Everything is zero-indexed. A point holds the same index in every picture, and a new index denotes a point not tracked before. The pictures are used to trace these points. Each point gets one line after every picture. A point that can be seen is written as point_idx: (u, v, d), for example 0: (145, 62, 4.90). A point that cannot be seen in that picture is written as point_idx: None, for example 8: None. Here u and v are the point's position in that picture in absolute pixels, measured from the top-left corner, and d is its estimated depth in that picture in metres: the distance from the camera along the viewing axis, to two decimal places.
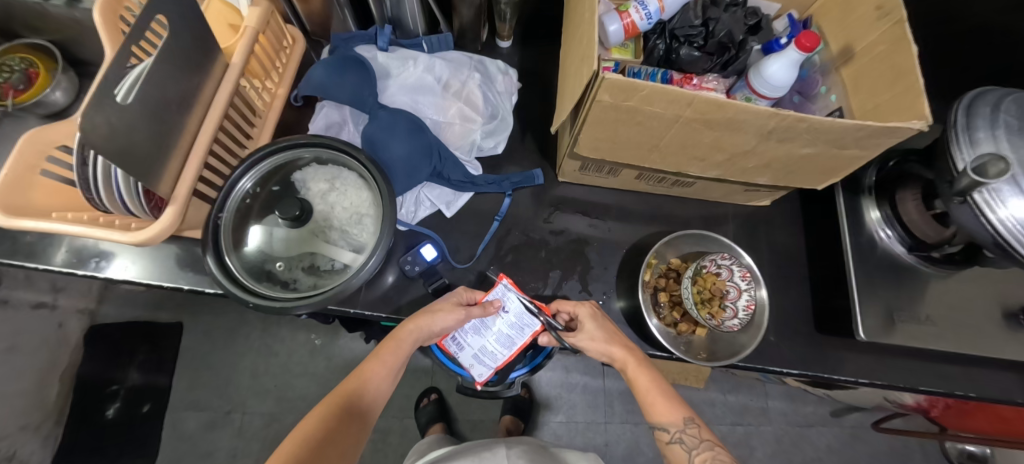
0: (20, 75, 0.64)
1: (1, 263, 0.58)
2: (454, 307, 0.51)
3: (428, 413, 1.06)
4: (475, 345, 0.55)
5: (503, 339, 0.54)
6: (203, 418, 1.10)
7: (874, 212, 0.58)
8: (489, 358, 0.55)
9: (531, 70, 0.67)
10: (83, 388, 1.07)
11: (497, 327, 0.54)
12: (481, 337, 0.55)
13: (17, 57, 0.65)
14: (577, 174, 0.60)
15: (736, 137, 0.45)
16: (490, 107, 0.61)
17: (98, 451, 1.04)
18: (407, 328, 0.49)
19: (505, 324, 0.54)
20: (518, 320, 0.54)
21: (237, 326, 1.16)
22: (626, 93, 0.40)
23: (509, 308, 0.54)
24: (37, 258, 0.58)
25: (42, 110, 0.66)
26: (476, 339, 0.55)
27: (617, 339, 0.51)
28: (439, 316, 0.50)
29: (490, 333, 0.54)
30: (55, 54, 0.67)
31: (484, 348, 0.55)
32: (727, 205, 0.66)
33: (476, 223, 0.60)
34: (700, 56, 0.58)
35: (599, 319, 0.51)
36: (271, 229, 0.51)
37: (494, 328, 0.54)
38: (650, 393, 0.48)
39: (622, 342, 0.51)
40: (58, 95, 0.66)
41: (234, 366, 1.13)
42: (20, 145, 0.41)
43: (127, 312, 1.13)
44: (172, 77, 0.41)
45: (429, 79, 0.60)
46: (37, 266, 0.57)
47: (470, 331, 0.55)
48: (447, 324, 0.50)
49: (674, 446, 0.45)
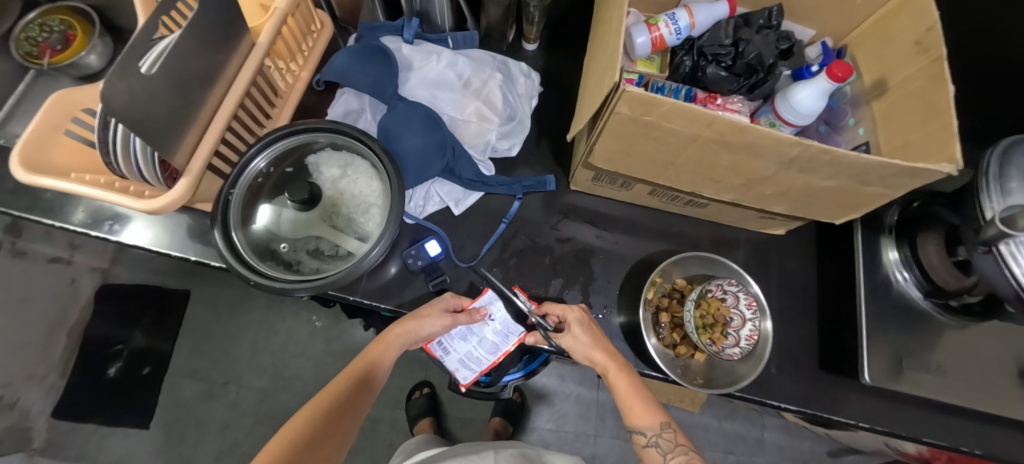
0: (58, 35, 0.66)
1: (21, 218, 0.59)
2: (440, 313, 0.50)
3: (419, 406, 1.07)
4: (460, 350, 0.56)
5: (488, 346, 0.55)
6: (200, 386, 1.12)
7: (892, 253, 0.56)
8: (475, 363, 0.56)
9: (553, 75, 0.66)
10: (89, 345, 1.10)
11: (484, 334, 0.55)
12: (467, 342, 0.55)
13: (59, 19, 0.67)
14: (589, 184, 0.59)
15: (755, 162, 0.44)
16: (509, 108, 0.60)
17: (95, 408, 1.07)
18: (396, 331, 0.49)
19: (491, 332, 0.54)
20: (503, 328, 0.54)
21: (241, 300, 1.17)
22: (646, 108, 0.39)
23: (495, 316, 0.54)
24: (55, 216, 0.60)
25: (76, 72, 0.68)
26: (463, 344, 0.55)
27: (601, 346, 0.49)
28: (428, 321, 0.49)
29: (475, 339, 0.55)
30: (93, 18, 0.68)
31: (470, 353, 0.55)
32: (740, 229, 0.64)
33: (483, 222, 0.60)
34: (726, 76, 0.56)
35: (587, 324, 0.50)
36: (280, 209, 0.52)
37: (480, 335, 0.55)
38: (628, 398, 0.47)
39: (603, 347, 0.49)
40: (92, 58, 0.68)
41: (235, 339, 1.15)
42: (47, 104, 0.42)
43: (136, 275, 1.15)
44: (198, 51, 0.42)
45: (451, 75, 0.60)
46: (54, 224, 0.59)
47: (457, 337, 0.55)
48: (433, 329, 0.50)
49: (650, 449, 0.46)
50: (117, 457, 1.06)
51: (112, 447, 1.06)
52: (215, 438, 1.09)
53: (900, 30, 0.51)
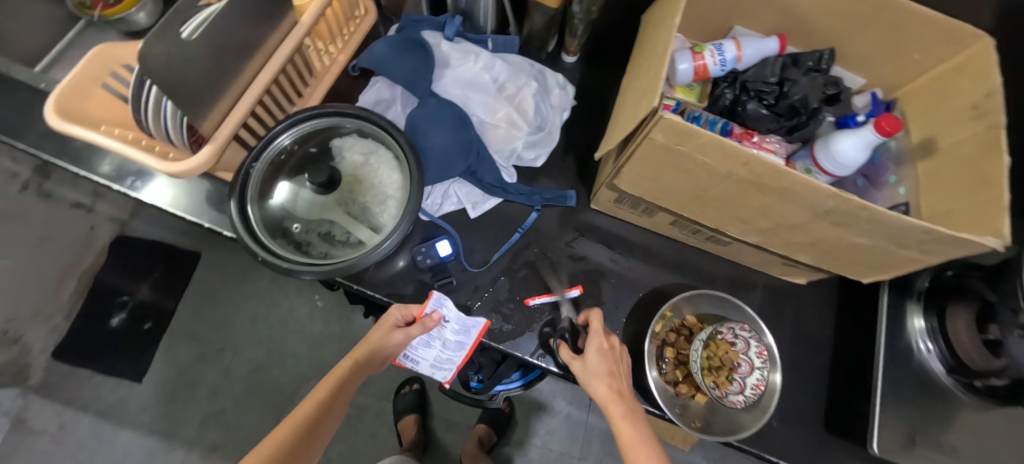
0: None
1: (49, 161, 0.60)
2: (387, 331, 0.50)
3: (406, 401, 1.06)
4: (429, 357, 0.54)
5: (451, 346, 0.53)
6: (196, 349, 1.13)
7: (918, 321, 0.54)
8: (447, 365, 0.55)
9: (588, 91, 0.65)
10: (97, 293, 1.12)
11: (443, 336, 0.53)
12: (431, 349, 0.54)
13: None
14: (612, 206, 0.58)
15: (787, 209, 0.42)
16: (540, 118, 0.59)
17: (93, 354, 1.08)
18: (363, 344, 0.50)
19: (450, 332, 0.52)
20: (461, 328, 0.52)
21: (249, 269, 1.18)
22: (682, 138, 0.38)
23: (450, 319, 0.51)
24: (82, 164, 0.61)
25: (123, 27, 0.69)
26: (428, 352, 0.54)
27: (611, 380, 0.45)
28: (383, 337, 0.49)
29: (437, 343, 0.53)
30: None
31: (439, 356, 0.54)
32: (760, 273, 0.62)
33: (497, 229, 0.59)
34: (766, 114, 0.55)
35: (605, 352, 0.47)
36: (298, 189, 0.52)
37: (441, 337, 0.53)
38: (635, 447, 0.41)
39: (613, 382, 0.45)
40: (140, 16, 0.69)
41: (237, 307, 1.16)
42: (90, 55, 0.43)
43: (152, 230, 1.17)
44: (240, 23, 0.42)
45: (486, 78, 0.59)
46: (79, 172, 0.60)
47: (419, 346, 0.54)
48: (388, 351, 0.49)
49: None
50: (107, 407, 1.07)
51: (104, 396, 1.08)
52: (203, 402, 1.10)
53: (957, 91, 0.49)
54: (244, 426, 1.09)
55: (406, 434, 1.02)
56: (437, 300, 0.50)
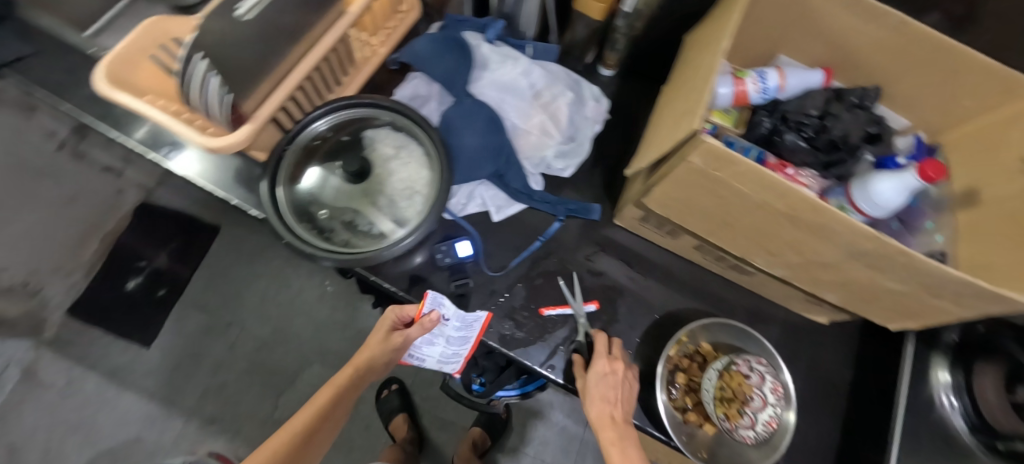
0: None
1: (89, 123, 0.62)
2: (385, 335, 0.51)
3: (393, 404, 1.07)
4: (434, 355, 0.54)
5: (454, 341, 0.54)
6: (205, 320, 1.14)
7: (944, 374, 0.52)
8: (453, 359, 0.54)
9: (622, 106, 0.65)
10: (116, 256, 1.14)
11: (445, 333, 0.52)
12: (434, 345, 0.53)
13: None
14: (636, 224, 0.57)
15: (819, 245, 0.41)
16: (572, 128, 0.59)
17: (106, 315, 1.11)
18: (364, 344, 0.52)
19: (451, 328, 0.51)
20: (460, 325, 0.51)
21: (265, 248, 1.20)
22: (721, 164, 0.37)
23: (449, 318, 0.51)
24: (123, 130, 0.62)
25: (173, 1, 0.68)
26: (432, 349, 0.53)
27: (605, 405, 0.45)
28: (380, 344, 0.50)
29: (441, 340, 0.52)
30: None
31: (444, 352, 0.54)
32: (780, 307, 0.61)
33: (518, 235, 0.58)
34: (804, 147, 0.53)
35: (606, 376, 0.47)
36: (328, 175, 0.52)
37: (443, 334, 0.52)
38: None
39: (608, 409, 0.45)
40: None
41: (249, 283, 1.18)
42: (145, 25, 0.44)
43: (176, 200, 1.19)
44: (292, 8, 0.43)
45: (522, 81, 0.58)
46: (118, 137, 0.61)
47: (424, 343, 0.53)
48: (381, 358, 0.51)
49: None
50: (114, 368, 1.09)
51: (113, 357, 1.10)
52: (206, 374, 1.11)
53: (1008, 142, 0.47)
54: (243, 402, 1.10)
55: (397, 433, 1.03)
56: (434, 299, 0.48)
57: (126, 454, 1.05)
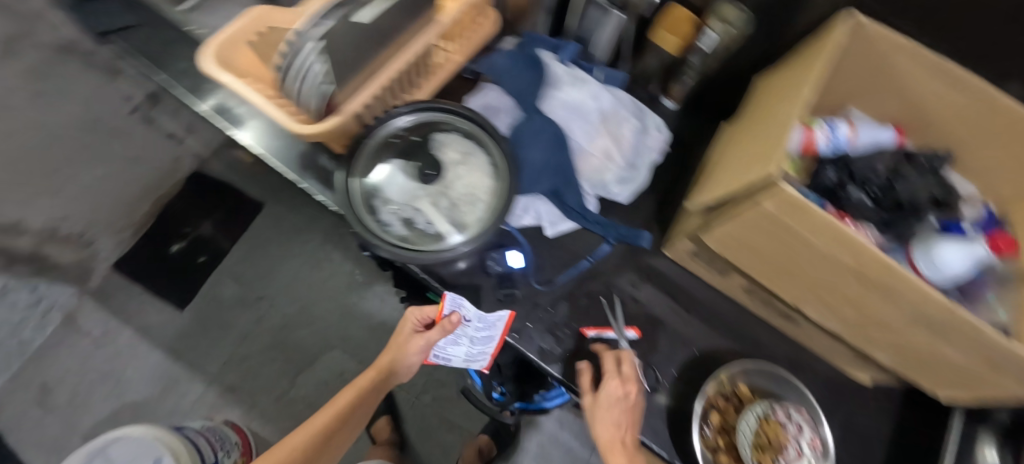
0: None
1: (167, 89, 0.67)
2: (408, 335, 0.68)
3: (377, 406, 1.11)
4: (460, 350, 0.58)
5: (477, 338, 0.56)
6: (238, 291, 1.18)
7: (991, 451, 0.49)
8: (479, 354, 0.58)
9: (682, 140, 0.66)
10: (165, 218, 1.19)
11: (469, 332, 0.55)
12: (459, 342, 0.57)
13: None
14: (686, 258, 0.57)
15: (880, 304, 0.41)
16: (633, 155, 0.60)
17: (150, 274, 1.16)
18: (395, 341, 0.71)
19: (473, 328, 0.53)
20: (482, 325, 0.52)
21: (303, 229, 1.24)
22: (793, 213, 0.38)
23: (470, 319, 0.52)
24: (199, 100, 0.67)
25: None
26: (458, 345, 0.57)
27: (615, 428, 0.49)
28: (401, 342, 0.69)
29: (465, 338, 0.56)
30: None
31: (469, 350, 0.58)
32: (821, 360, 0.60)
33: (568, 252, 0.59)
34: (870, 206, 0.52)
35: (620, 400, 0.49)
36: (396, 173, 0.54)
37: (466, 334, 0.55)
38: None
39: (617, 431, 0.48)
40: None
41: (284, 261, 1.21)
42: (252, 13, 0.48)
43: (227, 172, 1.24)
44: (392, 14, 0.46)
45: (597, 103, 0.59)
46: (206, 113, 0.66)
47: (450, 340, 0.57)
48: (406, 358, 0.70)
49: None
50: (148, 325, 1.14)
51: (149, 314, 1.15)
52: (232, 343, 1.15)
53: None
54: (262, 375, 1.13)
55: (380, 434, 1.08)
56: (451, 299, 0.50)
57: (147, 409, 1.08)
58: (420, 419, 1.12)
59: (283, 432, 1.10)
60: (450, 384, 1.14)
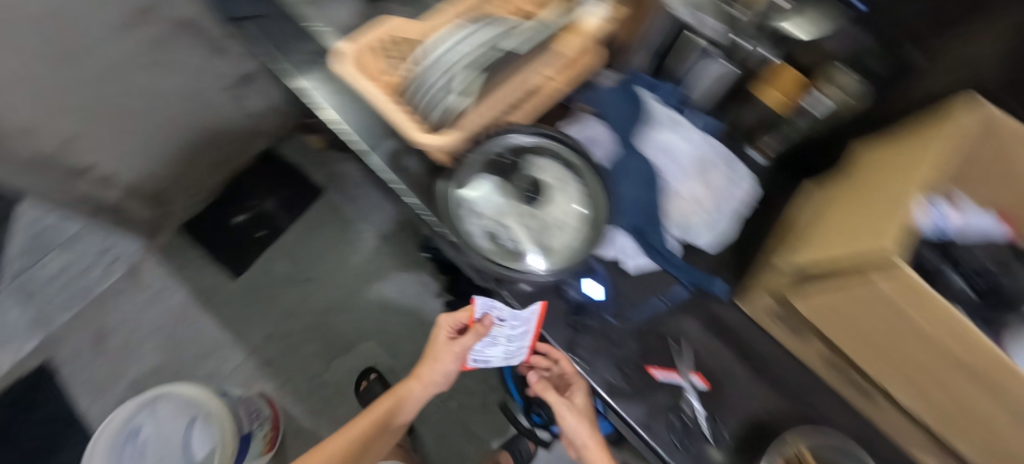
0: None
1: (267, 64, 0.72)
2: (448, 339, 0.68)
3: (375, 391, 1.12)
4: (498, 349, 0.63)
5: (513, 337, 0.60)
6: (289, 269, 1.23)
7: None
8: (516, 351, 0.63)
9: (767, 196, 0.66)
10: (236, 189, 1.28)
11: (503, 333, 0.59)
12: (497, 343, 0.62)
13: None
14: (765, 316, 0.57)
15: (984, 401, 0.39)
16: (722, 203, 0.60)
17: (214, 239, 1.23)
18: (432, 348, 0.71)
19: (505, 329, 0.58)
20: (518, 322, 0.56)
21: (357, 219, 1.28)
22: (907, 293, 0.37)
23: (505, 318, 0.56)
24: (295, 78, 0.71)
25: None
26: (497, 346, 0.63)
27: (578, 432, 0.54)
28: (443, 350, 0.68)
29: (500, 339, 0.61)
30: None
31: (507, 349, 0.63)
32: (888, 440, 0.58)
33: (642, 290, 0.59)
34: (968, 295, 0.50)
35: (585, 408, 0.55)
36: (493, 189, 0.57)
37: (500, 335, 0.60)
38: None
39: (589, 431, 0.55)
40: None
41: (334, 247, 1.26)
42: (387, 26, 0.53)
43: (297, 156, 1.32)
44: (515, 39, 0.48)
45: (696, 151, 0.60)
46: (303, 89, 0.70)
47: (489, 343, 0.63)
48: (445, 369, 0.70)
49: None
50: (203, 287, 1.20)
51: (206, 278, 1.20)
52: (275, 318, 1.19)
53: None
54: (299, 354, 1.16)
55: None
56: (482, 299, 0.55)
57: (189, 369, 1.13)
58: (442, 424, 1.13)
59: (311, 413, 1.12)
60: (477, 393, 1.14)
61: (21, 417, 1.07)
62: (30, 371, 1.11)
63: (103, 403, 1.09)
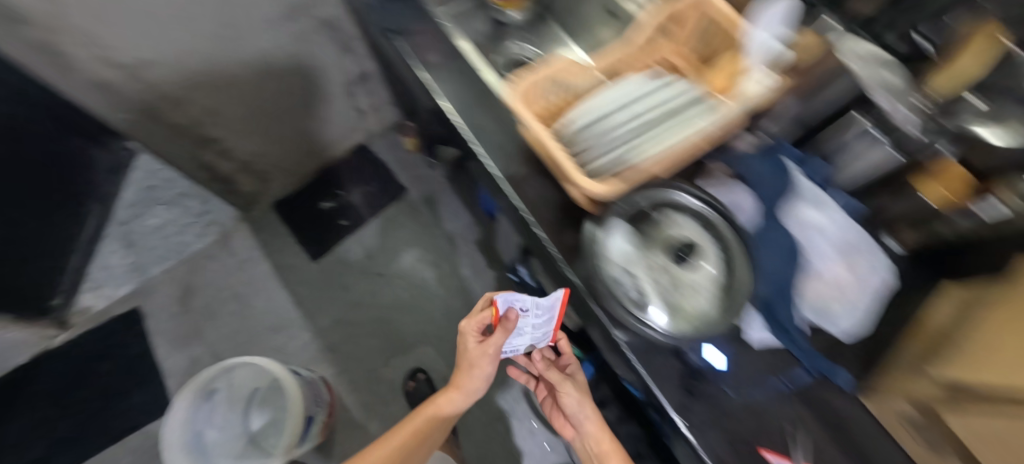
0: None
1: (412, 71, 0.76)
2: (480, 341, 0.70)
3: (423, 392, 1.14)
4: (522, 337, 0.66)
5: (538, 323, 0.63)
6: (364, 260, 1.27)
7: None
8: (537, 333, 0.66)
9: (903, 290, 0.60)
10: (328, 177, 1.35)
11: (528, 322, 0.62)
12: (520, 333, 0.65)
13: None
14: (902, 427, 0.51)
15: None
16: (865, 294, 0.56)
17: (301, 221, 1.30)
18: (466, 356, 0.73)
19: (530, 317, 0.61)
20: (541, 311, 0.60)
21: (435, 224, 1.32)
22: None
23: (528, 308, 0.60)
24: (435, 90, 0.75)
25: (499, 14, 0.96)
26: (521, 335, 0.66)
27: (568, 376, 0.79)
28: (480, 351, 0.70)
29: (523, 329, 0.64)
30: None
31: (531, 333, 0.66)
32: None
33: (763, 366, 0.56)
34: None
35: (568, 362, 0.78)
36: (628, 239, 0.58)
37: (524, 325, 0.63)
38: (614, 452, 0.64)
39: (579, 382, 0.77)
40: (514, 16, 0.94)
41: (409, 247, 1.29)
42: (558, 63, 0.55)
43: (388, 154, 1.38)
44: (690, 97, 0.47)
45: (840, 236, 0.57)
46: (424, 81, 0.75)
47: (514, 334, 0.66)
48: (485, 370, 0.73)
49: None
50: (284, 264, 1.25)
51: (288, 256, 1.26)
52: (344, 306, 1.23)
53: None
54: (361, 345, 1.19)
55: None
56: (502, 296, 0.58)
57: (259, 340, 1.18)
58: (488, 443, 1.13)
59: (363, 405, 1.14)
60: (526, 420, 1.14)
61: (106, 356, 1.15)
62: (122, 314, 1.19)
63: (178, 357, 1.15)
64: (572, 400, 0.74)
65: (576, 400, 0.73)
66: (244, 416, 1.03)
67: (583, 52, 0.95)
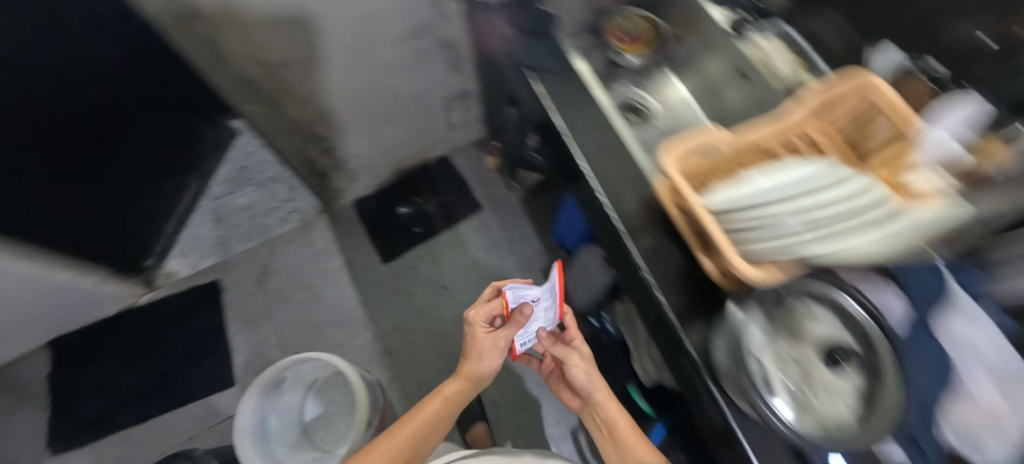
0: (633, 34, 0.95)
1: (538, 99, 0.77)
2: (488, 331, 0.76)
3: (474, 413, 1.14)
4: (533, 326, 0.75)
5: (546, 308, 0.75)
6: (431, 271, 1.29)
7: None
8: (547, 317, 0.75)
9: None
10: (408, 183, 1.38)
11: (537, 310, 0.73)
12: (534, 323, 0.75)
13: (638, 24, 0.95)
14: None
15: None
16: None
17: (378, 222, 1.33)
18: (473, 347, 0.76)
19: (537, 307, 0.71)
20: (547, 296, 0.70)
21: (504, 246, 1.32)
22: None
23: (537, 297, 0.71)
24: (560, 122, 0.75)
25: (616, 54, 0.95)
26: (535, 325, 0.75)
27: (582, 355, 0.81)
28: (490, 340, 0.75)
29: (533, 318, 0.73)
30: (659, 31, 0.94)
31: (544, 318, 0.76)
32: None
33: None
34: None
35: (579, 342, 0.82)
36: (762, 324, 0.56)
37: (535, 312, 0.73)
38: (617, 415, 0.74)
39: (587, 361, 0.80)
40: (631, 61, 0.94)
41: (477, 264, 1.30)
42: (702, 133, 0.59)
43: (468, 170, 1.41)
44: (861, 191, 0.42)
45: (1014, 359, 0.43)
46: (539, 94, 0.76)
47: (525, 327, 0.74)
48: (495, 356, 0.76)
49: None
50: (356, 262, 1.29)
51: (361, 254, 1.30)
52: (408, 312, 1.24)
53: None
54: (418, 354, 1.20)
55: (478, 441, 1.09)
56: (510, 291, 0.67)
57: (323, 332, 1.21)
58: None
59: None
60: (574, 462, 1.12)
61: (182, 324, 1.20)
62: (202, 284, 1.25)
63: (247, 336, 1.20)
64: (578, 371, 0.79)
65: (583, 371, 0.77)
66: (301, 403, 1.06)
67: (685, 91, 0.95)
